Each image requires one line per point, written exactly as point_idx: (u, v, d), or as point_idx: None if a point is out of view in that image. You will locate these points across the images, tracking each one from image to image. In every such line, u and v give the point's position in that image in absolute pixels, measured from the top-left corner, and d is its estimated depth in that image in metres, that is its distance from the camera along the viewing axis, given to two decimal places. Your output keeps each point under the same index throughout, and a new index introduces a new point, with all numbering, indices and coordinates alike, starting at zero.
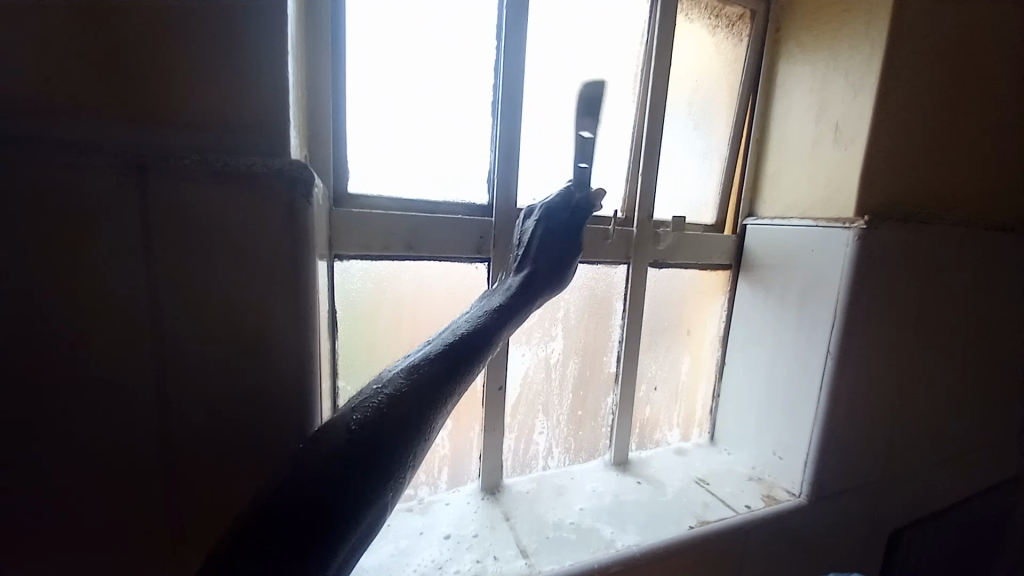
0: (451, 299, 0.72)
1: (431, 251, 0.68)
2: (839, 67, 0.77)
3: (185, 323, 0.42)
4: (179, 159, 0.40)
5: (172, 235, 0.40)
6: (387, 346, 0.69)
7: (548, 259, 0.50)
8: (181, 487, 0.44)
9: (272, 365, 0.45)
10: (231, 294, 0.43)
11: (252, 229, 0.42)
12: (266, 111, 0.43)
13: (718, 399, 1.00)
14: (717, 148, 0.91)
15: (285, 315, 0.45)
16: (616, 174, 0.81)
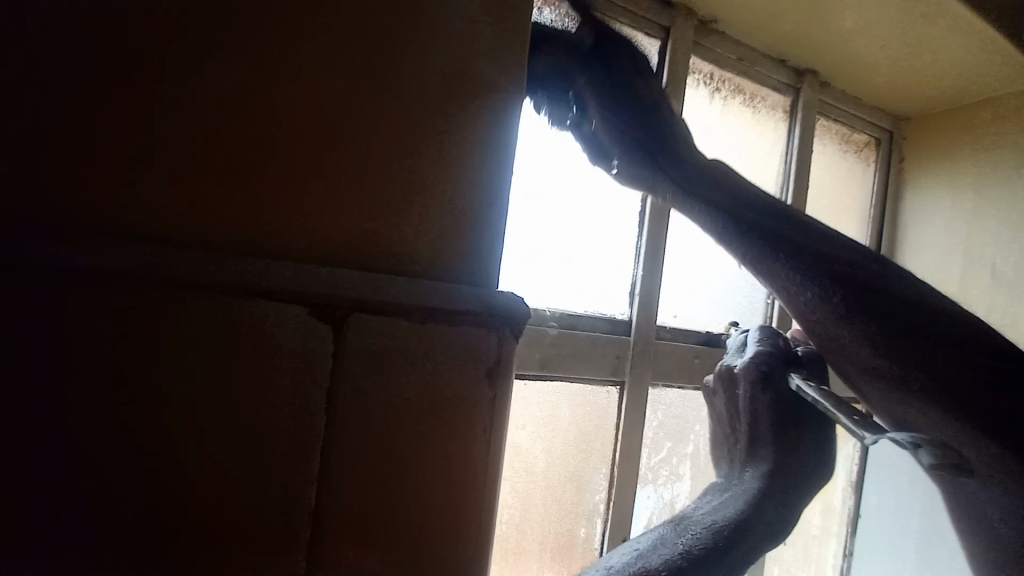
0: (580, 426, 0.63)
1: (568, 372, 0.61)
2: (987, 202, 0.75)
3: (360, 484, 0.33)
4: (385, 293, 0.33)
5: (370, 374, 0.33)
6: (507, 480, 0.59)
7: (794, 451, 0.44)
8: None
9: (451, 534, 0.35)
10: (421, 447, 0.34)
11: (459, 365, 0.35)
12: (478, 232, 0.36)
13: (852, 557, 0.84)
14: None
15: (477, 469, 0.36)
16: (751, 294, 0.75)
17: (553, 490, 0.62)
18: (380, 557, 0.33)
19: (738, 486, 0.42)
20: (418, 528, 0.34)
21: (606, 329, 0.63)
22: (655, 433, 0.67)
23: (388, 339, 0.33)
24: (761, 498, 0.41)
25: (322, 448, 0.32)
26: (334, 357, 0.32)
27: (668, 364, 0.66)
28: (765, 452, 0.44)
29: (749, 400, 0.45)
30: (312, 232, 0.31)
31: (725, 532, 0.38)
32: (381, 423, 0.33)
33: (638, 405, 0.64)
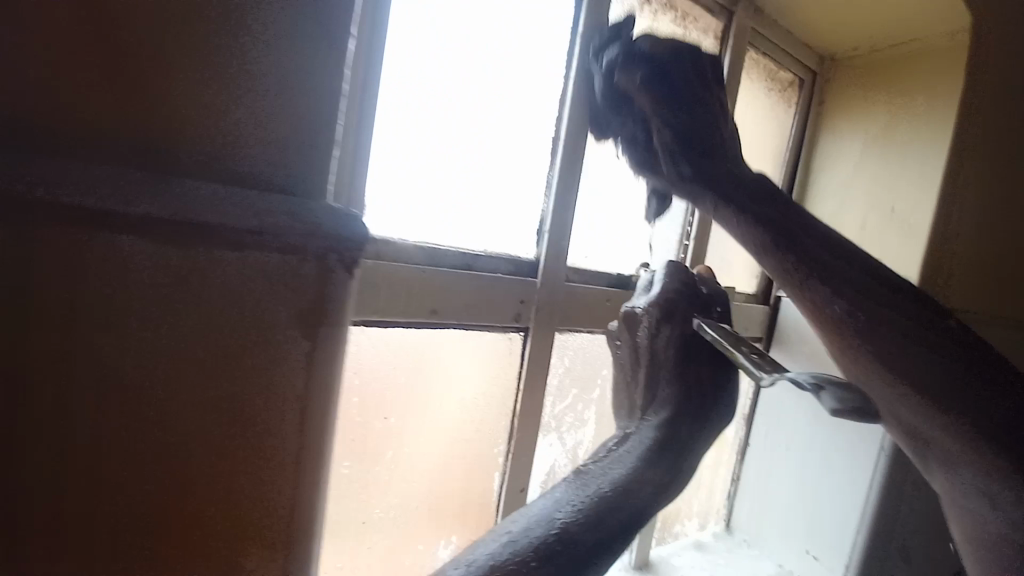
0: (477, 376, 0.57)
1: (464, 319, 0.53)
2: (893, 153, 0.74)
3: (136, 460, 0.25)
4: (148, 214, 0.24)
5: (141, 321, 0.25)
6: (393, 440, 0.53)
7: (695, 395, 0.39)
8: None
9: (276, 511, 0.29)
10: (222, 410, 0.27)
11: (271, 306, 0.27)
12: (295, 138, 0.28)
13: (740, 484, 0.90)
14: None
15: (303, 429, 0.29)
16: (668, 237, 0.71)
17: (447, 446, 0.57)
18: (177, 546, 0.27)
19: (633, 436, 0.38)
20: (229, 505, 0.28)
21: (509, 270, 0.56)
22: (560, 381, 0.63)
23: (165, 275, 0.25)
24: (659, 447, 0.36)
25: (69, 418, 0.24)
26: (79, 294, 0.23)
27: (576, 309, 0.61)
28: (664, 397, 0.39)
29: (650, 340, 0.41)
30: (27, 120, 0.22)
31: (612, 494, 0.34)
32: (163, 382, 0.25)
33: (544, 353, 0.58)
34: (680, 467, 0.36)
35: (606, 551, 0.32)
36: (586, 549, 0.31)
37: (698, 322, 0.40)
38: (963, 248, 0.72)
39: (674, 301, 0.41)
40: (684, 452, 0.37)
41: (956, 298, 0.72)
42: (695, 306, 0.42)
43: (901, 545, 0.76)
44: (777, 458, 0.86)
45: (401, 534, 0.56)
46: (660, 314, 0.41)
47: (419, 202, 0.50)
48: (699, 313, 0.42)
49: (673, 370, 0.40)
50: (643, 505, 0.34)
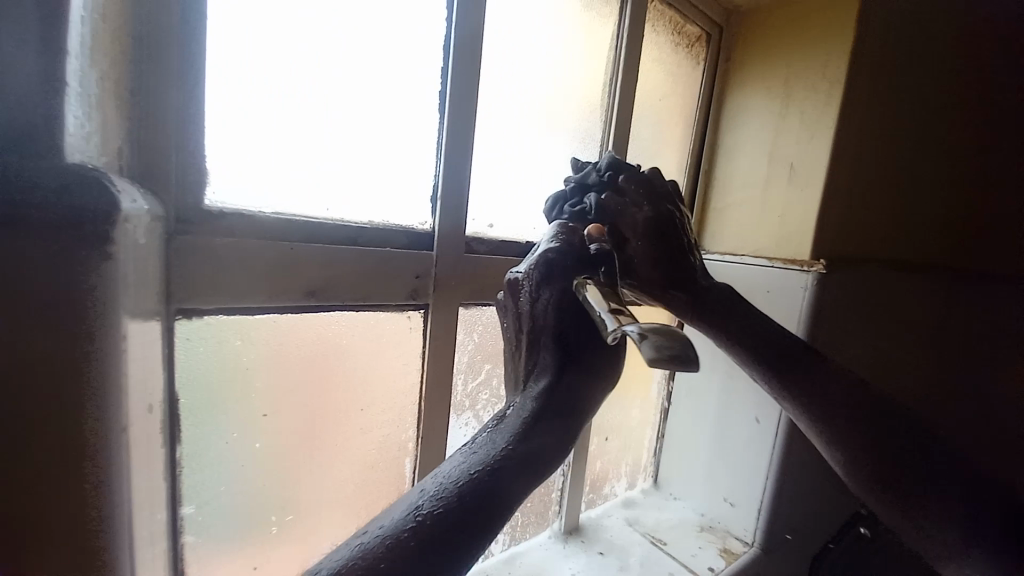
0: (371, 361, 0.52)
1: (349, 299, 0.47)
2: (794, 105, 0.73)
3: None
4: None
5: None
6: (277, 438, 0.47)
7: (578, 355, 0.38)
8: None
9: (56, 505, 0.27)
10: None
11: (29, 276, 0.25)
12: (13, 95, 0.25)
13: (665, 440, 0.94)
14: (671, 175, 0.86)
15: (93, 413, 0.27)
16: None
17: (345, 441, 0.52)
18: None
19: (513, 411, 0.35)
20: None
21: (400, 243, 0.50)
22: (471, 359, 0.60)
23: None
24: (537, 417, 0.34)
25: None
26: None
27: (482, 280, 0.57)
28: (546, 361, 0.38)
29: (531, 304, 0.39)
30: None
31: (491, 470, 0.31)
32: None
33: (447, 332, 0.54)
34: (565, 433, 0.34)
35: (482, 530, 0.28)
36: (460, 537, 0.28)
37: (580, 284, 0.39)
38: (854, 200, 0.74)
39: (554, 261, 0.39)
40: (569, 417, 0.35)
41: (846, 249, 0.75)
42: (582, 268, 0.41)
43: (807, 483, 0.81)
44: (697, 412, 0.89)
45: (300, 536, 0.51)
46: (542, 274, 0.39)
47: (278, 170, 0.43)
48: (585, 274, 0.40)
49: (554, 332, 0.38)
50: (524, 478, 0.31)
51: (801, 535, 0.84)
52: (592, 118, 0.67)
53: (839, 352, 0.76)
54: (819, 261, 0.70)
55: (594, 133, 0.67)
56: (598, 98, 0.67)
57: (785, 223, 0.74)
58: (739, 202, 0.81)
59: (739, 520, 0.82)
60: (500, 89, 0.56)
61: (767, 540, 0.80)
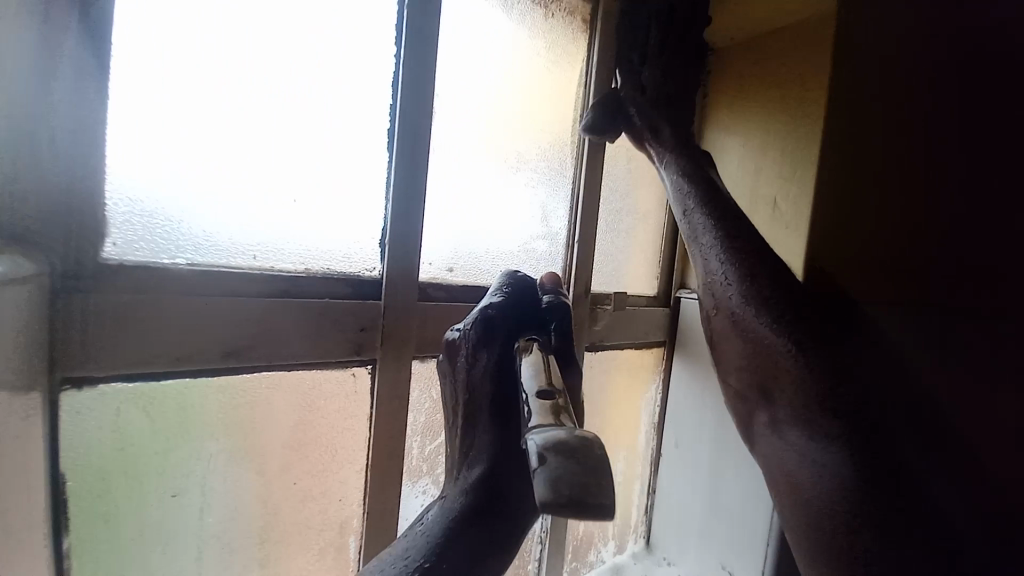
0: (309, 425, 0.46)
1: (279, 358, 0.42)
2: (773, 140, 0.71)
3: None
4: None
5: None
6: (192, 521, 0.41)
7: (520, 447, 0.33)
8: None
9: None
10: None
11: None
12: None
13: (655, 496, 0.86)
14: (650, 214, 0.84)
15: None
16: (550, 239, 0.66)
17: (278, 520, 0.45)
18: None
19: (443, 503, 0.32)
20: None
21: (342, 294, 0.46)
22: (428, 418, 0.54)
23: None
24: (467, 516, 0.31)
25: None
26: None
27: (440, 329, 0.52)
28: (481, 446, 0.34)
29: (469, 366, 0.35)
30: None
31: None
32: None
33: (397, 390, 0.49)
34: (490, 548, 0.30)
35: None
36: None
37: (524, 345, 0.36)
38: None
39: (496, 314, 0.36)
40: (499, 526, 0.31)
41: None
42: (528, 324, 0.37)
43: None
44: (689, 466, 0.82)
45: None
46: (482, 332, 0.35)
47: (201, 220, 0.40)
48: (531, 332, 0.37)
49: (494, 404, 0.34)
50: None
51: None
52: (559, 160, 0.65)
53: None
54: None
55: (558, 175, 0.66)
56: (565, 139, 0.65)
57: None
58: None
59: None
60: (456, 132, 0.54)
61: None
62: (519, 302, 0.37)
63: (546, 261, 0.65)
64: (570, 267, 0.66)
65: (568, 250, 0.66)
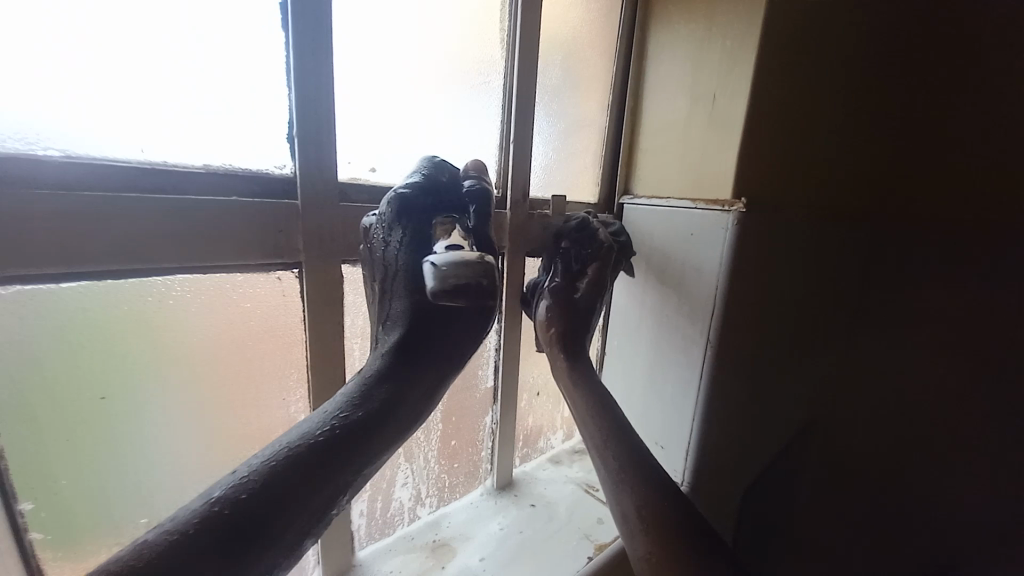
0: (238, 328, 0.46)
1: (192, 261, 0.40)
2: (714, 31, 0.67)
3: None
4: None
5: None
6: (131, 419, 0.42)
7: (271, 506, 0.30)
8: None
9: None
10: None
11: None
12: None
13: None
14: (591, 116, 0.81)
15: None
16: (484, 141, 0.64)
17: (222, 410, 0.48)
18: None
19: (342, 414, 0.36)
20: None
21: (248, 194, 0.43)
22: (367, 322, 0.55)
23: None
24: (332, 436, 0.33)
25: None
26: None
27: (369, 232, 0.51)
28: (395, 313, 0.39)
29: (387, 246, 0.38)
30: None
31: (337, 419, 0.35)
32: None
33: (327, 296, 0.48)
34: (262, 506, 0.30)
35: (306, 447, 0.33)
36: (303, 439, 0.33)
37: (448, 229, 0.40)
38: (789, 138, 0.71)
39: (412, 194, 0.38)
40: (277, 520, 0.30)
41: (776, 189, 0.72)
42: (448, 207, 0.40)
43: (735, 420, 0.82)
44: (630, 362, 0.88)
45: None
46: (396, 212, 0.38)
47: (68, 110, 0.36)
48: (451, 215, 0.40)
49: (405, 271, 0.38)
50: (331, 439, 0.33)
51: (732, 472, 0.87)
52: (488, 51, 0.61)
53: (757, 294, 0.76)
54: (740, 200, 0.66)
55: (485, 69, 0.62)
56: (494, 27, 0.61)
57: (708, 160, 0.70)
58: (662, 142, 0.76)
59: (669, 459, 0.83)
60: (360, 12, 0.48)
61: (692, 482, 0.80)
62: (433, 182, 0.39)
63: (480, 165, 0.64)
64: (505, 170, 0.65)
65: (503, 152, 0.65)
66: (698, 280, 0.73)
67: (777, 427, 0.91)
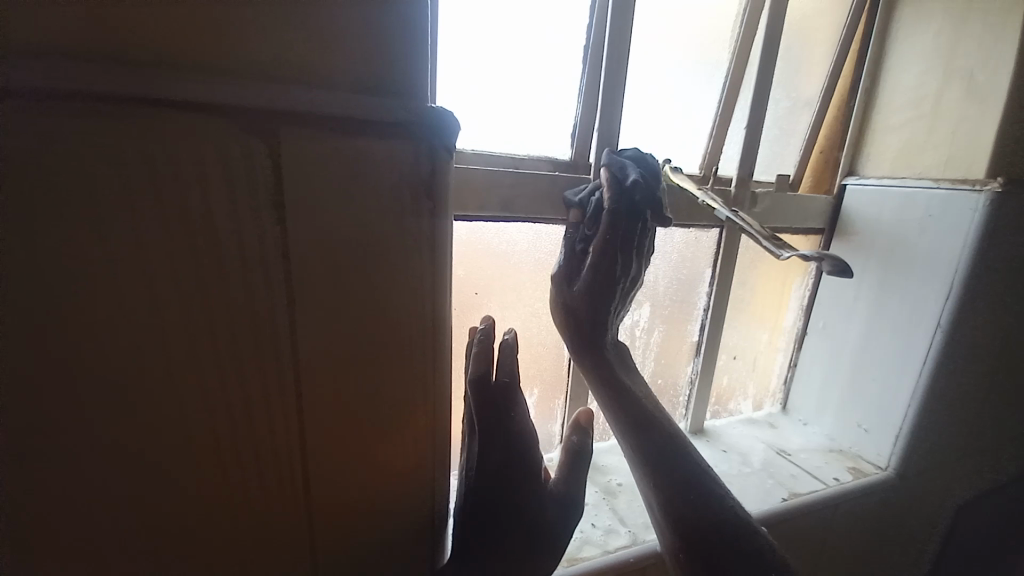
0: (540, 263, 0.68)
1: (530, 213, 0.63)
2: (976, 11, 0.67)
3: (229, 402, 0.34)
4: (300, 124, 0.31)
5: (289, 310, 0.34)
6: (478, 313, 0.67)
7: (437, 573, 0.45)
8: (216, 492, 0.36)
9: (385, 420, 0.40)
10: (374, 402, 0.39)
11: (362, 234, 0.34)
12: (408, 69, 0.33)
13: (796, 371, 0.94)
14: (807, 99, 0.83)
15: (433, 420, 0.42)
16: (703, 128, 0.76)
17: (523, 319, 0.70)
18: (271, 488, 0.37)
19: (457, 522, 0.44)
20: (347, 473, 0.39)
21: (549, 168, 0.65)
22: None
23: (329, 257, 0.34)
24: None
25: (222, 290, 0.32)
26: (228, 270, 0.32)
27: None
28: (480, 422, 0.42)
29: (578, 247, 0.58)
30: (142, 44, 0.27)
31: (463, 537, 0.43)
32: (325, 342, 0.36)
33: None
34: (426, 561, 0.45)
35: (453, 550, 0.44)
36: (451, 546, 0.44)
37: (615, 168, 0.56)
38: None
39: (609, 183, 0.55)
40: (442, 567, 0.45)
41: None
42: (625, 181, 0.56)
43: (960, 410, 0.79)
44: (833, 341, 0.87)
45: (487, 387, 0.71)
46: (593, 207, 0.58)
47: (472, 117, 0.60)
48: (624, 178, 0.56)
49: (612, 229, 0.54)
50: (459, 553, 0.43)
51: (948, 464, 0.84)
52: (714, 51, 0.72)
53: (1005, 281, 0.73)
54: (995, 178, 0.66)
55: (721, 66, 0.73)
56: (724, 32, 0.72)
57: (958, 140, 0.70)
58: (896, 125, 0.78)
59: (874, 443, 0.81)
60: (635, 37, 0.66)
61: (904, 466, 0.79)
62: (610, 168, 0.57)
63: (692, 148, 0.76)
64: (710, 153, 0.75)
65: (713, 136, 0.75)
66: (933, 261, 0.73)
67: (1003, 426, 0.86)
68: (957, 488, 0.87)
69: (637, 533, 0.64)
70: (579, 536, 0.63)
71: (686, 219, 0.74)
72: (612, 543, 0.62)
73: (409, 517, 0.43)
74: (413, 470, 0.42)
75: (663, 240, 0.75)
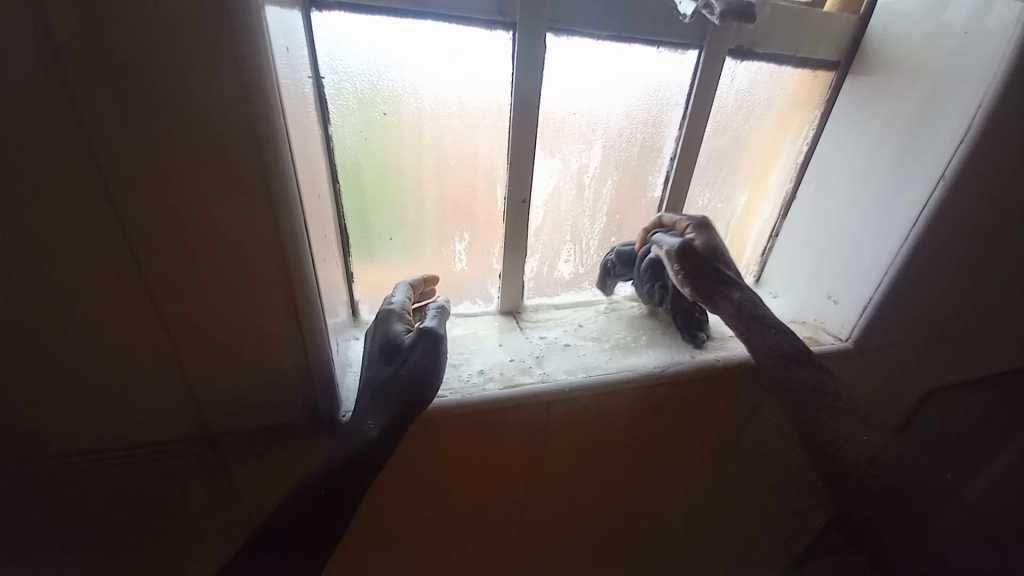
0: (462, 81, 0.57)
1: (441, 10, 0.52)
2: None
3: (69, 220, 0.38)
4: None
5: (110, 163, 0.36)
6: (391, 142, 0.59)
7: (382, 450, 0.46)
8: (92, 321, 0.42)
9: (239, 279, 0.43)
10: (213, 237, 0.41)
11: (161, 88, 0.35)
12: None
13: (776, 240, 0.85)
14: None
15: (281, 262, 0.43)
16: None
17: (449, 150, 0.61)
18: (140, 320, 0.43)
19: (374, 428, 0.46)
20: (200, 293, 0.43)
21: None
22: (558, 94, 0.61)
23: (127, 63, 0.34)
24: (350, 465, 0.43)
25: (41, 130, 0.35)
26: (22, 56, 0.32)
27: (577, 0, 0.55)
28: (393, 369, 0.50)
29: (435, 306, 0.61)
30: None
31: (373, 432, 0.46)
32: (158, 201, 0.38)
33: (532, 57, 0.56)
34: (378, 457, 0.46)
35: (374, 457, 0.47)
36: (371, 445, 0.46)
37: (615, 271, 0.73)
38: None
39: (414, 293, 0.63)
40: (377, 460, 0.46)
41: None
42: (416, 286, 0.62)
43: (947, 283, 0.70)
44: (820, 204, 0.77)
45: (412, 232, 0.66)
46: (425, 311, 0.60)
47: None
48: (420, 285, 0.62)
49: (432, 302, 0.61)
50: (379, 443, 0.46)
51: (921, 343, 0.77)
52: None
53: None
54: None
55: None
56: None
57: None
58: None
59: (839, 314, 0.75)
60: None
61: (866, 339, 0.74)
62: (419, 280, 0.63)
63: None
64: None
65: None
66: (952, 96, 0.59)
67: (1004, 310, 0.76)
68: (927, 370, 0.81)
69: (549, 374, 0.61)
70: (479, 377, 0.60)
71: (654, 32, 0.59)
72: (519, 383, 0.59)
73: (286, 360, 0.49)
74: (279, 328, 0.47)
75: (622, 59, 0.62)
